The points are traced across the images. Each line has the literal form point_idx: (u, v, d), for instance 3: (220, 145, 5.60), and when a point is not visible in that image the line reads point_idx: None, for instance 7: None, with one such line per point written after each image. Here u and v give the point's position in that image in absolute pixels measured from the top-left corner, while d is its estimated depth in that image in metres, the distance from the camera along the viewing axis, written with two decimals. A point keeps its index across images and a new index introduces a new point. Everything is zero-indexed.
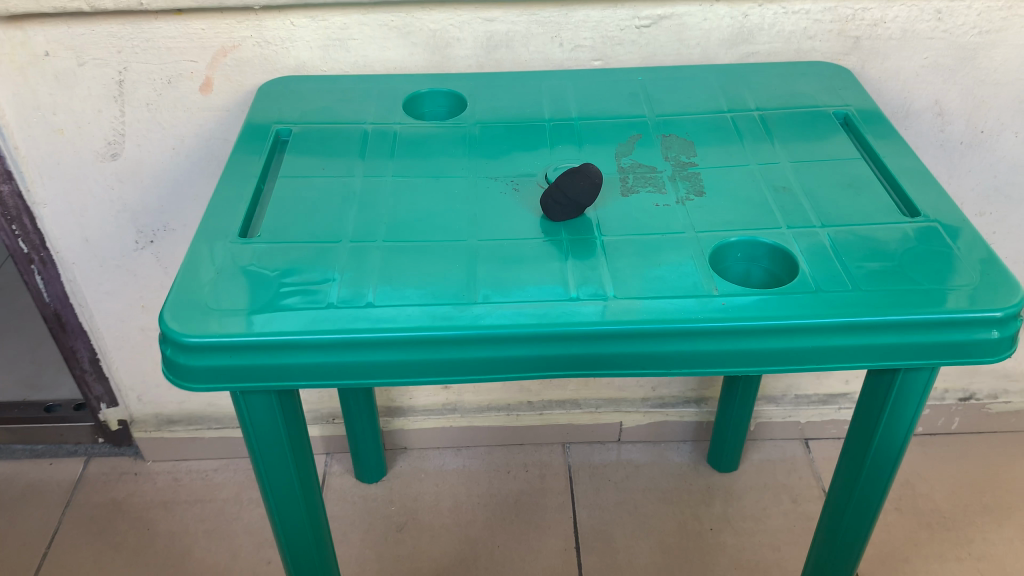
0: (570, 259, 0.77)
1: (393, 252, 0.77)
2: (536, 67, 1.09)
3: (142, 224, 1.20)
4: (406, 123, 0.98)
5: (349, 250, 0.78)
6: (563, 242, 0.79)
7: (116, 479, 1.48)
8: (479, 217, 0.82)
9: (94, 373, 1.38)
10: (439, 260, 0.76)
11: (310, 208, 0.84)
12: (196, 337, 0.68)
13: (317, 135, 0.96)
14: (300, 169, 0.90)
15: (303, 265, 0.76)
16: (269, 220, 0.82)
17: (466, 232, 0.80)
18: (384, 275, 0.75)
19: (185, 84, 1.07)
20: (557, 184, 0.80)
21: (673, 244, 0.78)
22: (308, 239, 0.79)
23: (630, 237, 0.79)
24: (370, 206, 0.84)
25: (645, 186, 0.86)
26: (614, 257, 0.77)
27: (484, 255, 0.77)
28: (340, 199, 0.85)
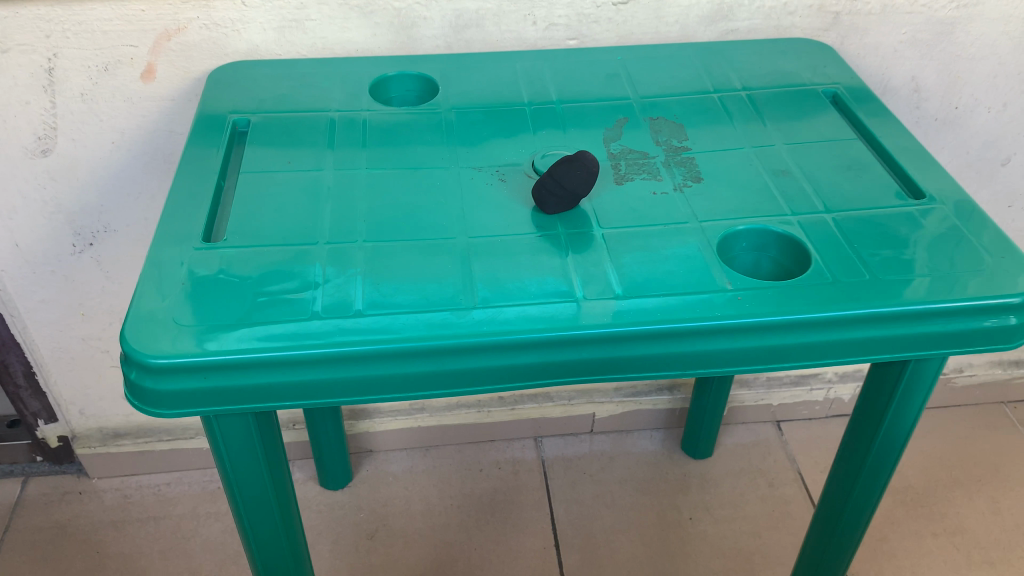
0: (570, 255, 0.72)
1: (377, 254, 0.71)
2: (508, 47, 1.03)
3: (79, 226, 1.10)
4: (375, 111, 0.91)
5: (327, 253, 0.71)
6: (560, 238, 0.73)
7: (58, 500, 1.37)
8: (466, 212, 0.76)
9: (30, 389, 1.28)
10: (428, 261, 0.70)
11: (280, 207, 0.76)
12: (164, 357, 0.60)
13: (278, 127, 0.88)
14: (263, 163, 0.82)
15: (280, 273, 0.68)
16: (236, 221, 0.74)
17: (454, 229, 0.74)
18: (370, 280, 0.68)
19: (125, 71, 0.97)
20: (551, 173, 0.74)
21: (678, 236, 0.73)
22: (281, 242, 0.72)
23: (631, 229, 0.74)
24: (347, 202, 0.77)
25: (639, 173, 0.81)
26: (617, 251, 0.72)
27: (477, 255, 0.71)
28: (311, 196, 0.78)
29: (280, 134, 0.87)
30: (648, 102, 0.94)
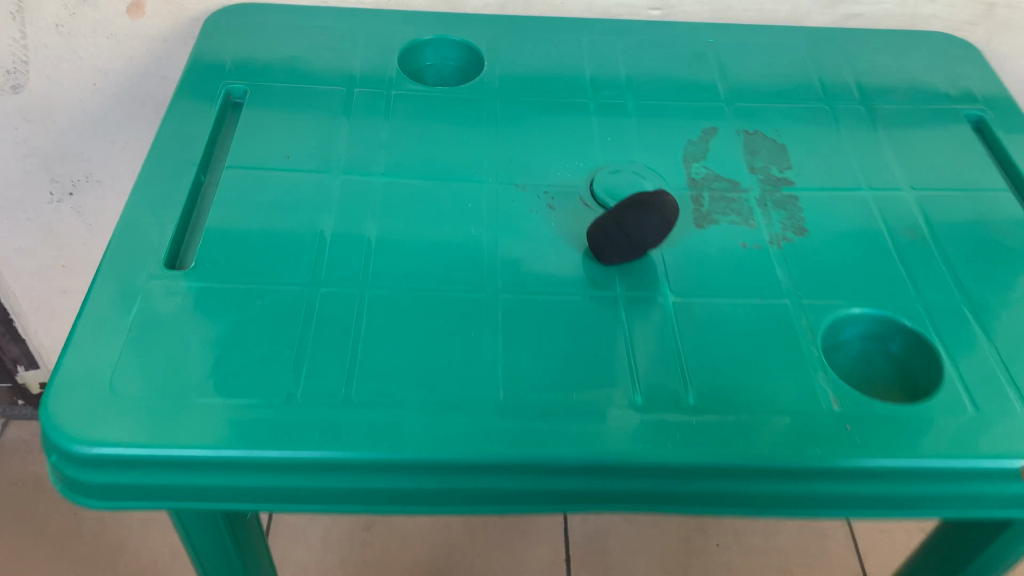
0: (630, 330, 0.55)
1: (380, 306, 0.55)
2: (575, 11, 0.84)
3: (57, 173, 0.95)
4: (402, 89, 0.73)
5: (319, 301, 0.55)
6: (618, 301, 0.57)
7: (38, 450, 1.28)
8: (502, 253, 0.60)
9: (7, 335, 1.16)
10: (446, 324, 0.54)
11: (267, 224, 0.60)
12: (89, 449, 0.46)
13: (281, 101, 0.71)
14: (257, 154, 0.66)
15: (255, 327, 0.53)
16: (211, 242, 0.59)
17: (484, 279, 0.58)
18: (367, 347, 0.52)
19: (107, 3, 0.80)
20: (613, 214, 0.57)
21: (772, 318, 0.57)
22: (264, 280, 0.56)
23: (712, 300, 0.57)
24: (353, 223, 0.61)
25: (727, 213, 0.64)
26: (691, 329, 0.55)
27: (509, 320, 0.55)
28: (309, 211, 0.62)
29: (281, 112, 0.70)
30: (743, 106, 0.75)
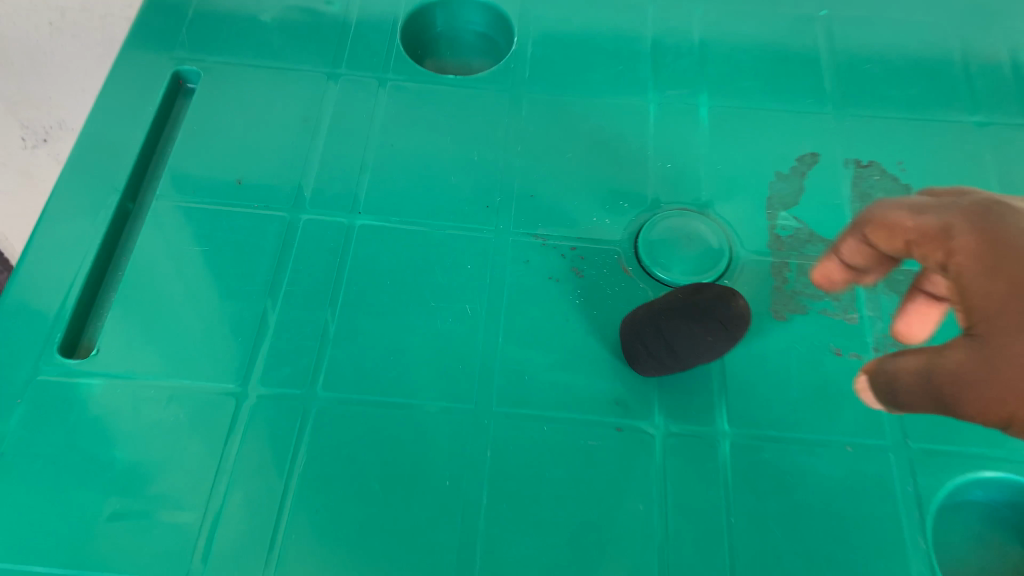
0: (669, 491, 0.41)
1: (336, 435, 0.41)
2: None
3: None
4: (399, 75, 0.56)
5: (253, 425, 0.42)
6: (656, 438, 0.42)
7: None
8: (504, 353, 0.44)
9: None
10: (419, 472, 0.41)
11: (197, 290, 0.46)
12: None
13: (241, 90, 0.54)
14: (202, 177, 0.51)
15: (166, 458, 0.41)
16: (122, 312, 0.45)
17: (476, 397, 0.43)
18: (313, 505, 0.40)
19: None
20: (652, 307, 0.42)
21: (865, 483, 0.41)
22: (183, 381, 0.43)
23: (786, 446, 0.42)
24: (314, 292, 0.46)
25: (819, 297, 0.46)
26: (755, 493, 0.41)
27: (504, 466, 0.41)
28: (256, 269, 0.47)
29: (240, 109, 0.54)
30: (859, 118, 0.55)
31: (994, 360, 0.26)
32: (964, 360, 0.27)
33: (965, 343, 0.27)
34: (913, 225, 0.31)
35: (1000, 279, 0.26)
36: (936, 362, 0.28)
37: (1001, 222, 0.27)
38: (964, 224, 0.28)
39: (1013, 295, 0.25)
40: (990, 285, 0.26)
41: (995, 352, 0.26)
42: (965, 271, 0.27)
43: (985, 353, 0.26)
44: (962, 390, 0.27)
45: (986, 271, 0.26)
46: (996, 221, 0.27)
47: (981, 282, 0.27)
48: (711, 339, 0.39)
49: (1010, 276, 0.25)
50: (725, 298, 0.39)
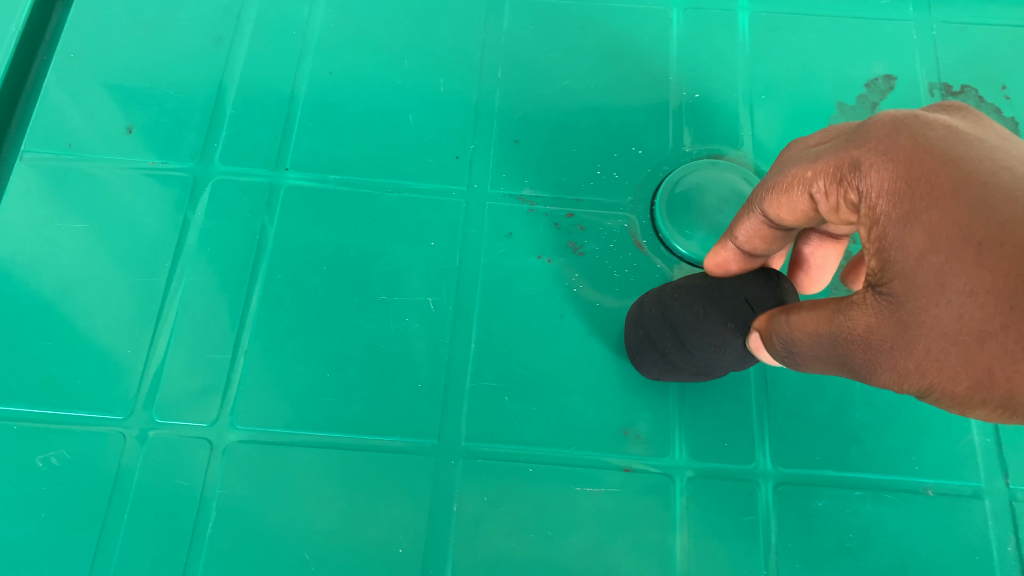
0: (697, 543, 0.35)
1: (324, 480, 0.36)
2: None
3: None
4: None
5: (143, 452, 0.37)
6: (644, 467, 0.36)
7: None
8: (441, 346, 0.38)
9: None
10: (350, 501, 0.36)
11: (87, 289, 0.39)
12: None
13: (164, 12, 0.45)
14: (100, 128, 0.42)
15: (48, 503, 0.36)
16: (14, 329, 0.38)
17: (408, 403, 0.37)
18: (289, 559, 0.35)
19: None
20: (661, 295, 0.33)
21: (933, 527, 0.35)
22: (85, 413, 0.37)
23: (848, 490, 0.36)
24: (278, 292, 0.39)
25: None
26: (803, 544, 0.35)
27: (505, 520, 0.36)
28: (157, 250, 0.40)
29: (158, 36, 0.44)
30: (933, 33, 0.44)
31: (909, 326, 0.22)
32: (875, 324, 0.23)
33: (875, 301, 0.23)
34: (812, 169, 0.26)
35: (914, 224, 0.22)
36: (840, 324, 0.24)
37: (911, 153, 0.23)
38: (872, 154, 0.23)
39: (930, 249, 0.21)
40: (905, 233, 0.22)
41: (909, 318, 0.22)
42: (878, 217, 0.23)
43: (901, 317, 0.22)
44: (878, 357, 0.23)
45: (896, 213, 0.22)
46: (910, 148, 0.23)
47: (898, 232, 0.22)
48: (733, 327, 0.29)
49: (926, 220, 0.21)
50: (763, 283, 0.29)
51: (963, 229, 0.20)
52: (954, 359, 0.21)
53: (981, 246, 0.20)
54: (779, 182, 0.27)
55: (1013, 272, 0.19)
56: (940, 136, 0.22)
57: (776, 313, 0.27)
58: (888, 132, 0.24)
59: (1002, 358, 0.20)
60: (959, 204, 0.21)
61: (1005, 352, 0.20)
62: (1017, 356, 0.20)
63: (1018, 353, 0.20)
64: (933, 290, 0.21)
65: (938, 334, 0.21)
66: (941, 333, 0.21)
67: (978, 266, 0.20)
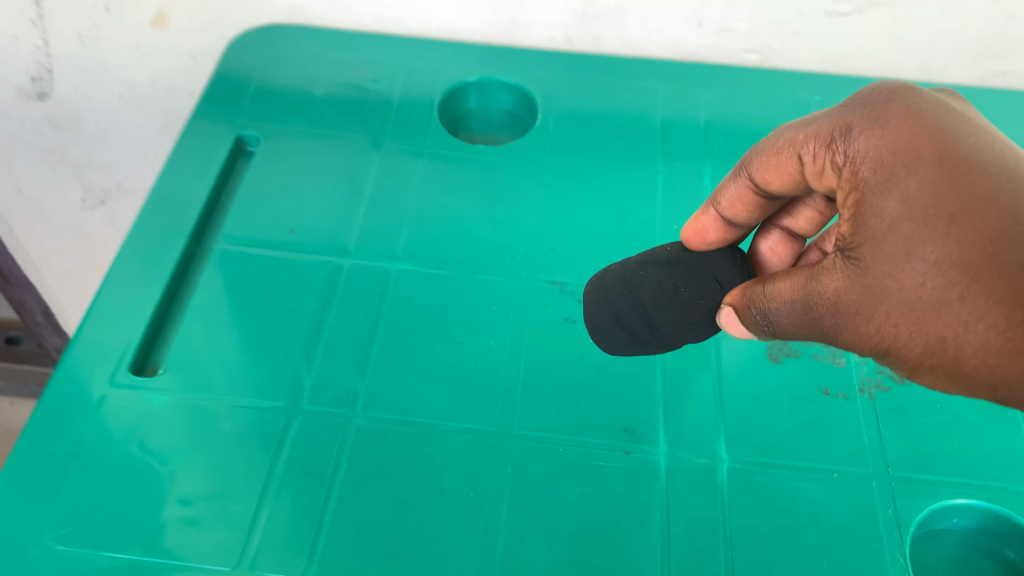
0: (679, 523, 0.44)
1: (396, 459, 0.46)
2: (653, 50, 0.69)
3: (88, 181, 0.90)
4: (437, 145, 0.63)
5: (283, 431, 0.47)
6: (658, 465, 0.46)
7: None
8: (526, 372, 0.50)
9: (50, 327, 1.15)
10: (422, 469, 0.45)
11: (254, 310, 0.52)
12: None
13: (304, 151, 0.63)
14: (256, 226, 0.57)
15: (210, 458, 0.45)
16: (196, 333, 0.51)
17: (488, 419, 0.48)
18: (345, 503, 0.44)
19: (128, 14, 0.71)
20: (628, 271, 0.37)
21: (851, 504, 0.45)
22: (244, 397, 0.48)
23: (781, 469, 0.46)
24: (363, 325, 0.52)
25: (810, 342, 0.51)
26: (758, 526, 0.44)
27: (533, 478, 0.45)
28: (291, 296, 0.53)
29: (297, 167, 0.61)
30: None
31: (874, 288, 0.28)
32: (846, 288, 0.29)
33: (845, 266, 0.29)
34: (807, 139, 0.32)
35: (899, 200, 0.27)
36: (813, 289, 0.30)
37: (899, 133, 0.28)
38: (865, 127, 0.29)
39: (903, 217, 0.27)
40: (881, 201, 0.28)
41: (879, 282, 0.28)
42: (862, 184, 0.29)
43: (868, 282, 0.28)
44: (847, 315, 0.29)
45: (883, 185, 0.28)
46: (898, 128, 0.28)
47: (877, 199, 0.28)
48: (703, 303, 0.35)
49: (902, 194, 0.27)
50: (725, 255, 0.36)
51: (938, 204, 0.26)
52: (910, 319, 0.27)
53: (950, 220, 0.26)
54: (765, 149, 0.35)
55: (976, 249, 0.25)
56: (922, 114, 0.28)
57: (756, 287, 0.34)
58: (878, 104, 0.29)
59: (954, 326, 0.26)
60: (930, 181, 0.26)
61: (955, 318, 0.26)
62: (965, 324, 0.26)
63: (970, 320, 0.26)
64: (900, 256, 0.27)
65: (901, 298, 0.27)
66: (903, 298, 0.27)
67: (945, 239, 0.26)
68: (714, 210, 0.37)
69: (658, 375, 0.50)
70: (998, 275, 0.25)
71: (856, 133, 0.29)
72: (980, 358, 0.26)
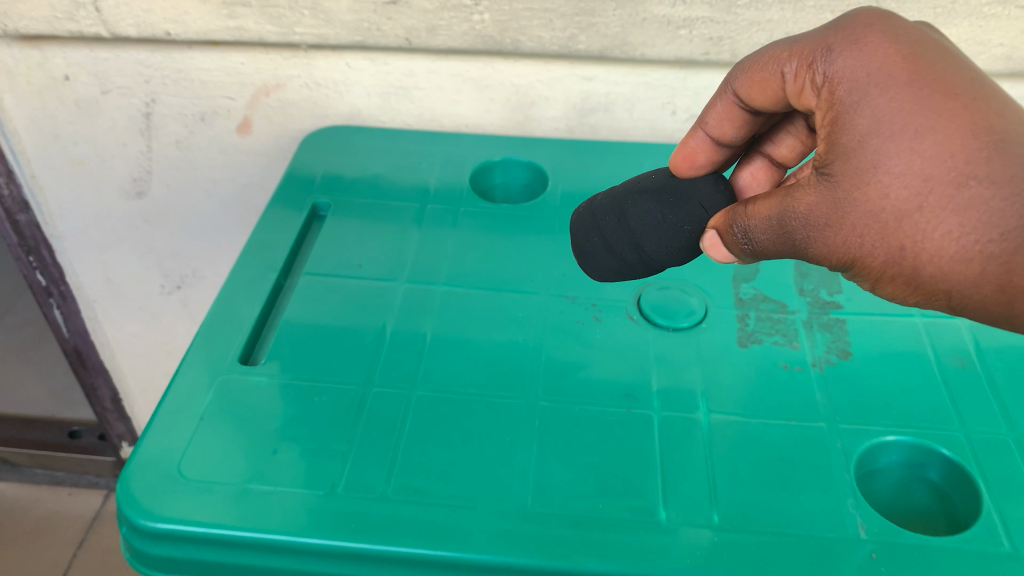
0: (668, 455, 0.56)
1: (447, 414, 0.58)
2: (638, 136, 0.87)
3: (168, 269, 1.07)
4: (469, 206, 0.78)
5: (358, 400, 0.60)
6: (652, 418, 0.59)
7: (106, 512, 1.39)
8: (547, 359, 0.63)
9: (117, 413, 1.29)
10: (468, 421, 0.58)
11: (330, 320, 0.66)
12: (155, 525, 0.52)
13: (365, 207, 0.78)
14: (328, 261, 0.72)
15: (303, 417, 0.58)
16: (285, 337, 0.65)
17: (518, 390, 0.60)
18: (408, 445, 0.56)
19: (220, 122, 0.90)
20: (626, 209, 0.55)
21: (808, 440, 0.57)
22: (326, 379, 0.61)
23: (749, 419, 0.58)
24: (414, 328, 0.66)
25: (771, 333, 0.65)
26: (732, 456, 0.56)
27: (553, 426, 0.58)
28: (358, 310, 0.67)
29: (358, 221, 0.76)
30: None
31: (845, 198, 0.44)
32: (819, 205, 0.45)
33: (819, 186, 0.45)
34: (787, 57, 0.48)
35: (869, 124, 0.43)
36: (792, 206, 0.46)
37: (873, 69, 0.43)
38: (845, 64, 0.44)
39: (874, 141, 0.43)
40: (858, 124, 0.43)
41: (851, 196, 0.44)
42: (840, 109, 0.44)
43: (841, 197, 0.44)
44: (821, 225, 0.46)
45: (859, 112, 0.43)
46: (872, 66, 0.43)
47: (852, 125, 0.43)
48: (688, 228, 0.53)
49: (876, 119, 0.43)
50: (710, 184, 0.54)
51: (903, 131, 0.42)
52: (874, 227, 0.44)
53: (914, 143, 0.42)
54: (742, 71, 0.52)
55: (934, 172, 0.41)
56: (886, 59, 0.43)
57: (737, 211, 0.50)
58: (852, 47, 0.44)
59: (913, 236, 0.43)
60: (898, 115, 0.42)
61: (912, 227, 0.43)
62: (924, 233, 0.42)
63: (925, 228, 0.42)
64: (873, 172, 0.43)
65: (869, 210, 0.43)
66: (872, 208, 0.43)
67: (909, 157, 0.42)
68: (704, 128, 0.55)
69: (647, 358, 0.63)
70: (948, 197, 0.41)
71: (837, 65, 0.45)
72: (929, 262, 0.43)
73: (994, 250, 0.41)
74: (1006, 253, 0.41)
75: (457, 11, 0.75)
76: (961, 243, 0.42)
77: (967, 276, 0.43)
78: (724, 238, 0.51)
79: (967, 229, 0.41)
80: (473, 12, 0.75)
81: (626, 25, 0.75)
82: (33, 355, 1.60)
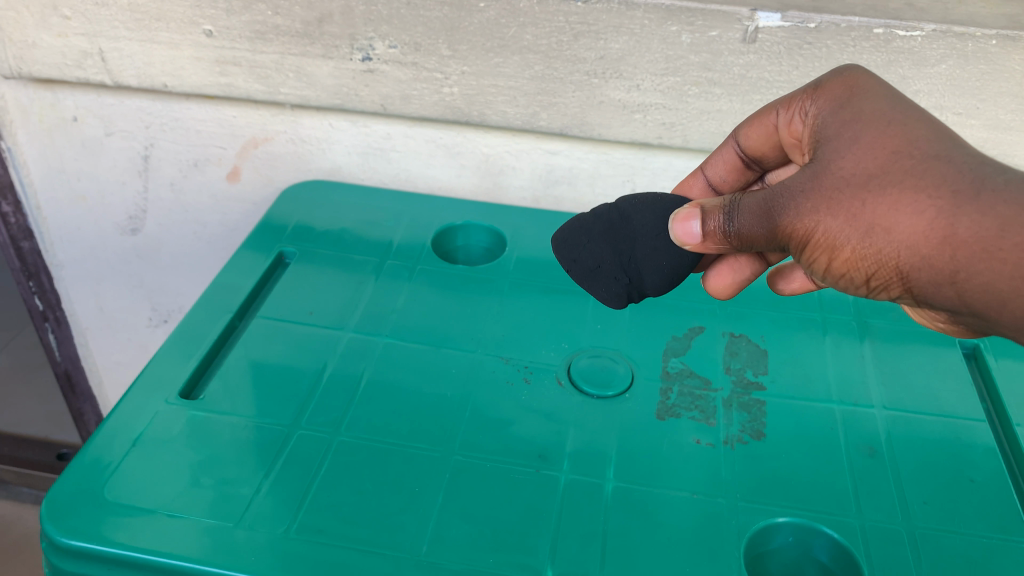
0: (565, 518, 0.58)
1: (365, 460, 0.61)
2: None
3: (157, 304, 1.12)
4: (426, 264, 0.82)
5: (283, 441, 0.63)
6: (557, 481, 0.61)
7: None
8: (469, 415, 0.66)
9: None
10: (382, 469, 0.61)
11: (274, 364, 0.69)
12: (71, 543, 0.55)
13: (329, 257, 0.82)
14: (283, 306, 0.76)
15: (225, 454, 0.61)
16: (226, 375, 0.68)
17: (435, 443, 0.63)
18: (321, 487, 0.59)
19: (212, 169, 0.96)
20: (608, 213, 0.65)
21: (704, 514, 0.58)
22: (257, 418, 0.64)
23: (652, 488, 0.60)
24: (347, 376, 0.69)
25: (690, 409, 0.67)
26: (627, 525, 0.58)
27: (461, 480, 0.60)
28: (302, 356, 0.71)
29: (317, 270, 0.81)
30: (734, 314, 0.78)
31: (823, 168, 0.48)
32: (799, 181, 0.48)
33: (801, 172, 0.49)
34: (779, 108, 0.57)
35: (851, 118, 0.49)
36: (774, 187, 0.49)
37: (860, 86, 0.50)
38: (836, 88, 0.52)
39: (852, 129, 0.48)
40: (842, 122, 0.49)
41: (829, 166, 0.48)
42: (827, 117, 0.51)
43: (818, 172, 0.48)
44: (795, 194, 0.48)
45: (843, 114, 0.50)
46: (858, 87, 0.51)
47: (836, 123, 0.49)
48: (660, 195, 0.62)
49: (858, 115, 0.49)
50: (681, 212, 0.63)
51: (880, 119, 0.47)
52: (842, 192, 0.46)
53: (887, 124, 0.47)
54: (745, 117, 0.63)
55: (901, 143, 0.46)
56: (874, 80, 0.51)
57: (729, 197, 0.52)
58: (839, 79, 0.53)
59: (873, 195, 0.45)
60: (878, 108, 0.48)
61: (873, 188, 0.45)
62: (882, 192, 0.45)
63: (885, 186, 0.45)
64: (848, 150, 0.47)
65: (840, 178, 0.47)
66: (843, 176, 0.47)
67: (881, 134, 0.46)
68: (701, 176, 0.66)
69: (566, 422, 0.66)
70: (910, 159, 0.45)
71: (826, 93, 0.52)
72: (885, 218, 0.45)
73: (945, 204, 0.43)
74: (954, 208, 0.43)
75: (428, 83, 0.81)
76: (914, 197, 0.44)
77: (918, 232, 0.44)
78: (706, 213, 0.52)
79: (921, 184, 0.44)
80: (443, 85, 0.81)
81: (585, 106, 0.80)
82: (36, 377, 1.66)
